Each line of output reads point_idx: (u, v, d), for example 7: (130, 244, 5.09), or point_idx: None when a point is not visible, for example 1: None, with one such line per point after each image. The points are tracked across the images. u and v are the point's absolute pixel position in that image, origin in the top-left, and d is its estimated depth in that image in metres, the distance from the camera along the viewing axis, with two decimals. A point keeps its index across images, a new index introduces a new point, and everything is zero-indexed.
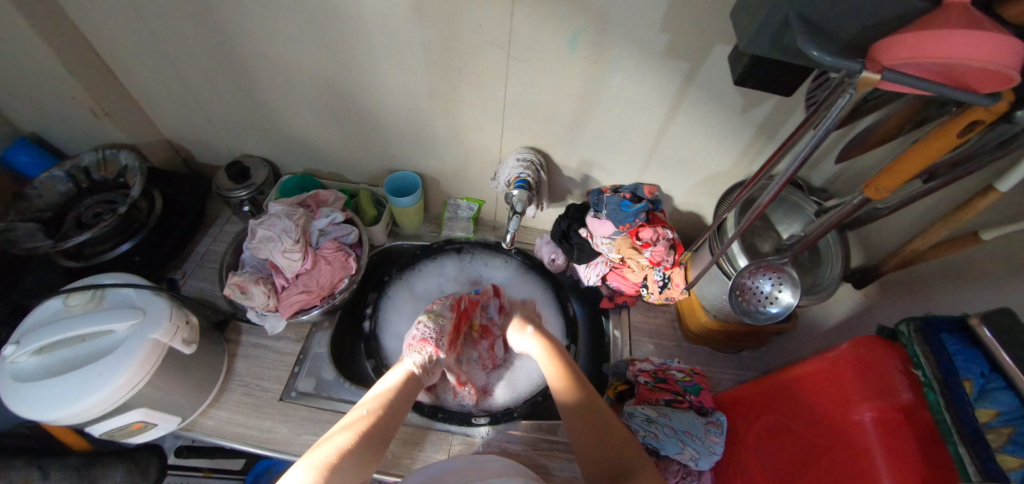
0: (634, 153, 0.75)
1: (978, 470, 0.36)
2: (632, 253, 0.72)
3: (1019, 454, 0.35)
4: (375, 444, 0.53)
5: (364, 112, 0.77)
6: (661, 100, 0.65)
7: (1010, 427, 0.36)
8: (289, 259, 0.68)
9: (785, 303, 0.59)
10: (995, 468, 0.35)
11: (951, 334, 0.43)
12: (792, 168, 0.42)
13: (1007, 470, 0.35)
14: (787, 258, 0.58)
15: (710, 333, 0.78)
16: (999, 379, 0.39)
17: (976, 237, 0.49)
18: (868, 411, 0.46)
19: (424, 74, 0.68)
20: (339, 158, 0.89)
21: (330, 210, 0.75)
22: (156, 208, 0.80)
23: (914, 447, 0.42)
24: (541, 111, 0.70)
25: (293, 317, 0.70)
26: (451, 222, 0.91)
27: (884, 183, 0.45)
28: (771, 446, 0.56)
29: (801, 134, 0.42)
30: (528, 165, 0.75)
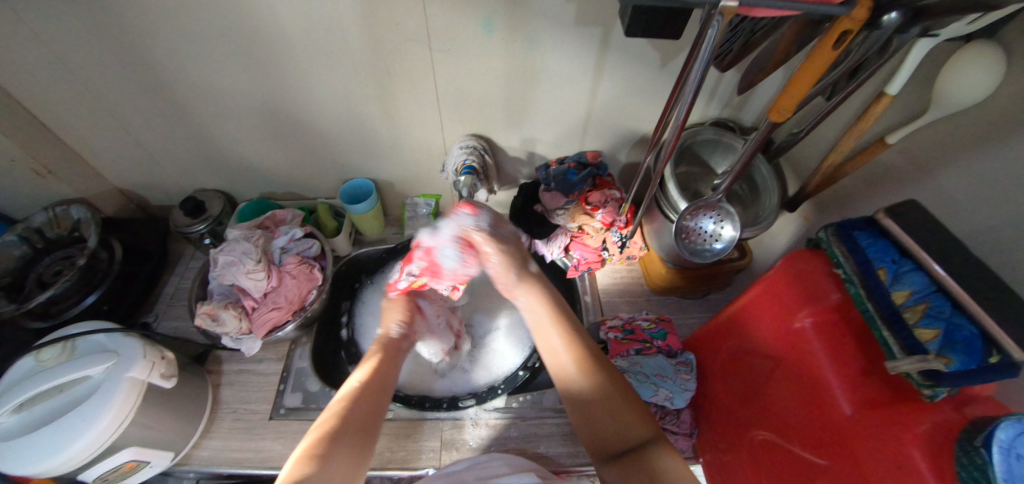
0: (571, 124, 0.78)
1: (901, 348, 0.40)
2: (585, 218, 0.76)
3: (933, 326, 0.39)
4: (366, 423, 0.49)
5: (306, 128, 0.78)
6: (583, 67, 0.68)
7: (924, 303, 0.40)
8: (254, 280, 0.69)
9: (728, 238, 0.63)
10: (915, 343, 0.39)
11: (864, 231, 0.47)
12: (687, 107, 0.45)
13: (925, 342, 0.39)
14: (722, 195, 0.62)
15: (672, 281, 0.81)
16: (908, 262, 0.43)
17: (883, 142, 0.53)
18: (807, 317, 0.50)
19: (354, 80, 0.70)
20: (292, 177, 0.90)
21: (288, 228, 0.77)
22: (117, 256, 0.81)
23: (849, 342, 0.46)
24: (475, 98, 0.73)
25: (269, 335, 0.72)
26: (412, 221, 0.92)
27: (786, 106, 0.48)
28: (735, 370, 0.60)
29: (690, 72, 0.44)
30: (471, 151, 0.78)
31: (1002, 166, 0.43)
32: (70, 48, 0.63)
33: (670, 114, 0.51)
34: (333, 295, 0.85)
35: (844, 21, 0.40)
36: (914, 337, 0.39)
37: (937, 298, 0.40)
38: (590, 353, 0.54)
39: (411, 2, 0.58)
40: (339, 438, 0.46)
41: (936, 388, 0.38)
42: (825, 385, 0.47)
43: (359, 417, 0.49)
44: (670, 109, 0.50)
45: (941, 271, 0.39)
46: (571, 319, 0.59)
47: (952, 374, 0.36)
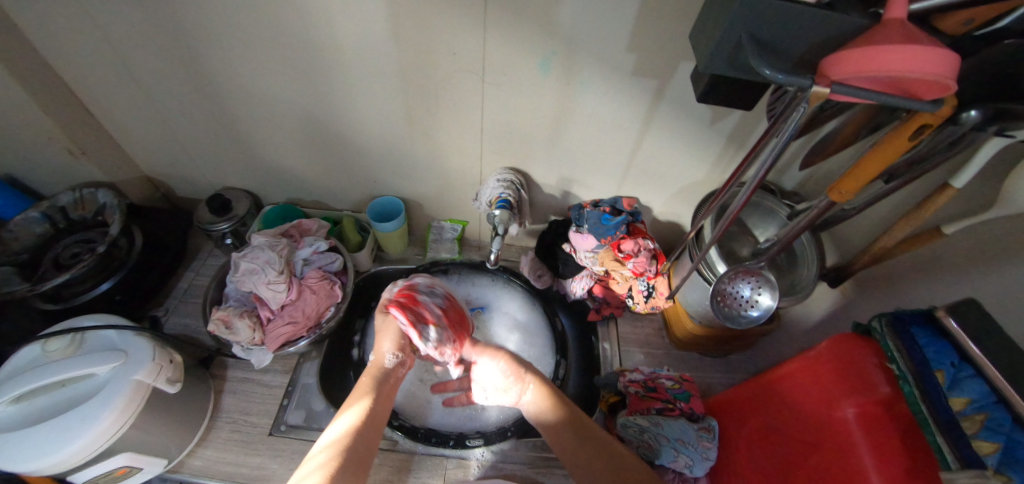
0: (611, 168, 0.77)
1: (956, 458, 0.37)
2: (615, 265, 0.74)
3: (993, 439, 0.36)
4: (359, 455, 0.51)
5: (345, 140, 0.78)
6: (633, 115, 0.67)
7: (983, 414, 0.37)
8: (273, 290, 0.67)
9: (765, 306, 0.60)
10: (971, 455, 0.36)
11: (922, 328, 0.45)
12: (767, 165, 0.42)
13: (984, 456, 0.36)
14: (763, 262, 0.60)
15: (696, 339, 0.79)
16: (969, 368, 0.40)
17: (940, 231, 0.51)
18: (851, 407, 0.48)
19: (400, 101, 0.69)
20: (321, 186, 0.89)
21: (314, 239, 0.75)
22: (136, 246, 0.79)
23: (894, 440, 0.43)
24: (519, 133, 0.72)
25: (280, 350, 0.69)
26: (436, 244, 0.91)
27: (848, 187, 0.46)
28: (763, 449, 0.57)
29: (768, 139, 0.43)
30: (508, 185, 0.76)
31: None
32: (128, 37, 0.63)
33: (747, 170, 0.48)
34: (350, 312, 0.83)
35: (924, 115, 0.39)
36: (971, 448, 0.36)
37: (996, 409, 0.36)
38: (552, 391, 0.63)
39: (471, 35, 0.59)
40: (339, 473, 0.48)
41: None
42: (864, 481, 0.43)
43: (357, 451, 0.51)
44: (746, 166, 0.48)
45: (997, 379, 0.36)
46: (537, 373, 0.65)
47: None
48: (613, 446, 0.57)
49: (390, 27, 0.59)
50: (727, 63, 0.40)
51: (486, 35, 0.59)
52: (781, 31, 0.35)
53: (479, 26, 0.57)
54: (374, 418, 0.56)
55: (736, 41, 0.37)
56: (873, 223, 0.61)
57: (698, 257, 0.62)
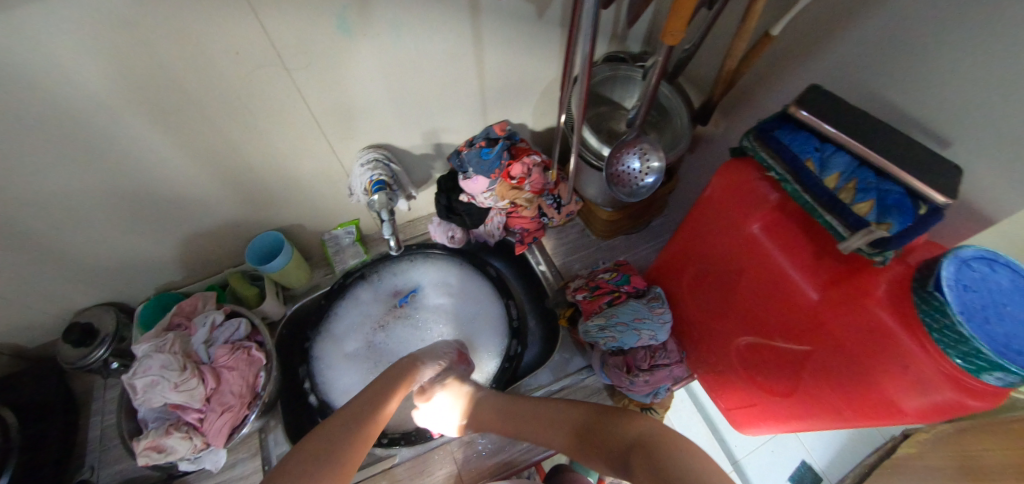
0: (471, 102, 0.72)
1: (848, 227, 0.42)
2: (515, 194, 0.72)
3: (866, 199, 0.42)
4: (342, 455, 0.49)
5: (176, 201, 0.65)
6: (462, 40, 0.61)
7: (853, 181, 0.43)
8: (187, 391, 0.59)
9: (657, 169, 0.61)
10: (858, 220, 0.42)
11: (783, 129, 0.48)
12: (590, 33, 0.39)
13: (864, 215, 0.42)
14: (637, 130, 0.61)
15: (616, 224, 0.80)
16: (829, 147, 0.45)
17: (769, 37, 0.53)
18: (756, 223, 0.51)
19: (212, 129, 0.58)
20: (183, 263, 0.76)
21: (204, 316, 0.66)
22: (12, 425, 0.67)
23: (796, 233, 0.49)
24: (357, 108, 0.64)
25: (232, 438, 0.62)
26: (339, 256, 0.81)
27: (677, 27, 0.46)
28: (700, 291, 0.62)
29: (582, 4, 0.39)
30: (375, 165, 0.69)
31: (884, 22, 0.44)
32: None
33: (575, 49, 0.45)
34: (284, 364, 0.74)
35: None
36: (856, 214, 0.42)
37: (862, 173, 0.43)
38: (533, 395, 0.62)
39: (242, 25, 0.48)
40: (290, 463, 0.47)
41: (884, 253, 0.41)
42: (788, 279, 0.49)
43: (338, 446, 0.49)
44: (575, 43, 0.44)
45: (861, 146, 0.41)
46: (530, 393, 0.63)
47: (896, 236, 0.40)
48: (547, 404, 0.60)
49: (143, 59, 0.47)
50: None
51: (260, 20, 0.49)
52: None
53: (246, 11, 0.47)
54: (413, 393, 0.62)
55: None
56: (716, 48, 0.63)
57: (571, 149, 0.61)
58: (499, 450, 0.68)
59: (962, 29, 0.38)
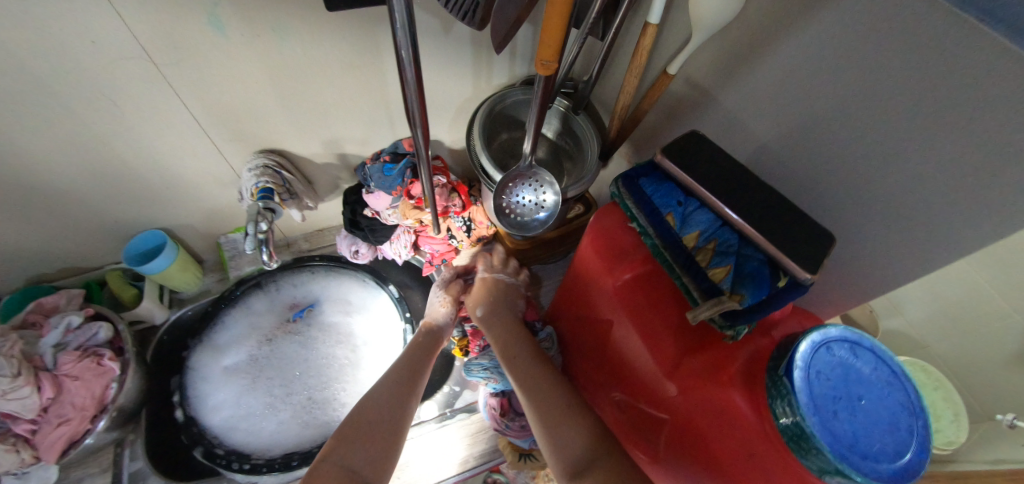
0: (376, 111, 0.67)
1: (700, 292, 0.39)
2: (416, 213, 0.68)
3: (721, 264, 0.39)
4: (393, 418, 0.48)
5: (31, 195, 0.59)
6: (359, 48, 0.57)
7: (711, 242, 0.41)
8: (17, 401, 0.53)
9: (551, 204, 0.58)
10: (711, 286, 0.39)
11: (648, 178, 0.45)
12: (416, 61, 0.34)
13: (719, 281, 0.39)
14: (530, 160, 0.56)
15: (528, 251, 0.75)
16: (691, 202, 0.42)
17: (667, 75, 0.50)
18: (625, 272, 0.48)
19: (65, 124, 0.52)
20: (46, 259, 0.69)
21: (59, 317, 0.61)
22: None
23: (667, 290, 0.45)
24: (241, 109, 0.59)
25: (66, 454, 0.57)
26: (235, 260, 0.77)
27: (547, 56, 0.41)
28: (582, 335, 0.58)
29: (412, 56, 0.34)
30: (262, 171, 0.64)
31: (783, 76, 0.41)
32: None
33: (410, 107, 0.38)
34: (152, 372, 0.68)
35: None
36: (710, 280, 0.39)
37: (722, 232, 0.41)
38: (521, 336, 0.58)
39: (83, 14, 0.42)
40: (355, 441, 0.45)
41: (736, 328, 0.38)
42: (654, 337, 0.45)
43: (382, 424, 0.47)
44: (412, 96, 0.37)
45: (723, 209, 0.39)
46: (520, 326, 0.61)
47: (748, 310, 0.37)
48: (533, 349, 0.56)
49: None
50: None
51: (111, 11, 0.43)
52: None
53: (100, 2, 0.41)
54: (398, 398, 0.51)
55: None
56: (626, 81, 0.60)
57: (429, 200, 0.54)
58: None
59: (865, 90, 0.34)
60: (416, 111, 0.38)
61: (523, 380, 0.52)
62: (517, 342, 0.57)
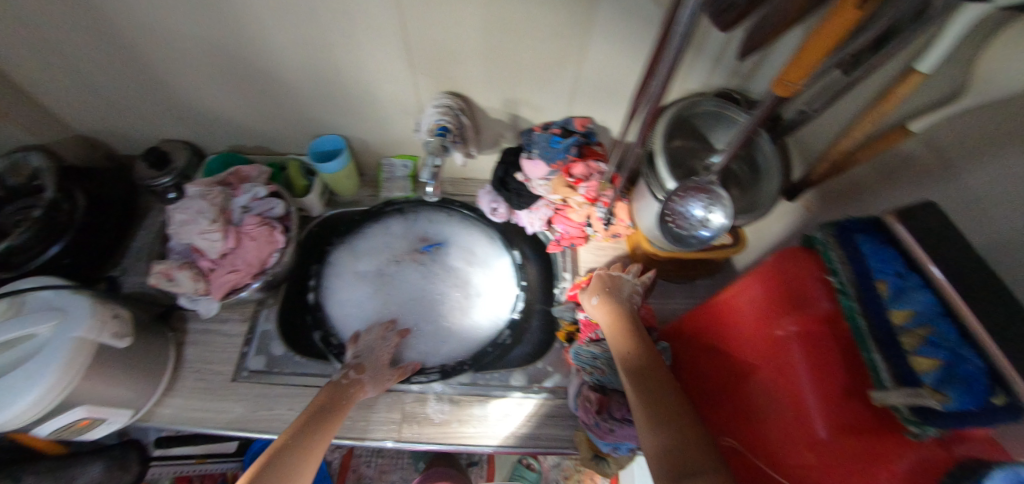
0: (559, 85, 0.67)
1: (891, 375, 0.35)
2: (568, 193, 0.68)
3: (930, 354, 0.34)
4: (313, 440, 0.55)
5: (264, 74, 0.69)
6: (572, 20, 0.57)
7: (924, 328, 0.35)
8: (208, 240, 0.64)
9: (717, 226, 0.55)
10: (909, 375, 0.34)
11: (867, 236, 0.41)
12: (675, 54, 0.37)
13: (922, 372, 0.34)
14: (714, 175, 0.54)
15: (659, 263, 0.75)
16: (913, 277, 0.37)
17: (906, 129, 0.44)
18: (793, 324, 0.45)
19: (311, 24, 0.60)
20: (254, 133, 0.83)
21: (251, 186, 0.71)
22: (78, 207, 0.77)
23: (835, 359, 0.41)
24: (445, 52, 0.63)
25: (228, 297, 0.68)
26: (389, 183, 0.83)
27: (791, 76, 0.39)
28: (709, 370, 0.56)
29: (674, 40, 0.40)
30: (446, 111, 0.69)
31: None
32: None
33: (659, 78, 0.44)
34: (303, 256, 0.80)
35: None
36: (908, 365, 0.34)
37: (941, 324, 0.34)
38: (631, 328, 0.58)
39: None
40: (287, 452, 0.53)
41: (923, 426, 0.32)
42: (799, 396, 0.42)
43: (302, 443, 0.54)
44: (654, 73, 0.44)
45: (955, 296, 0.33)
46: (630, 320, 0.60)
47: (946, 414, 0.31)
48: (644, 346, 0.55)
49: None
50: None
51: None
52: None
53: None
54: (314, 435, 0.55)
55: None
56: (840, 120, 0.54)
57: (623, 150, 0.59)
58: (447, 422, 0.66)
59: None
60: (658, 86, 0.44)
61: (636, 381, 0.51)
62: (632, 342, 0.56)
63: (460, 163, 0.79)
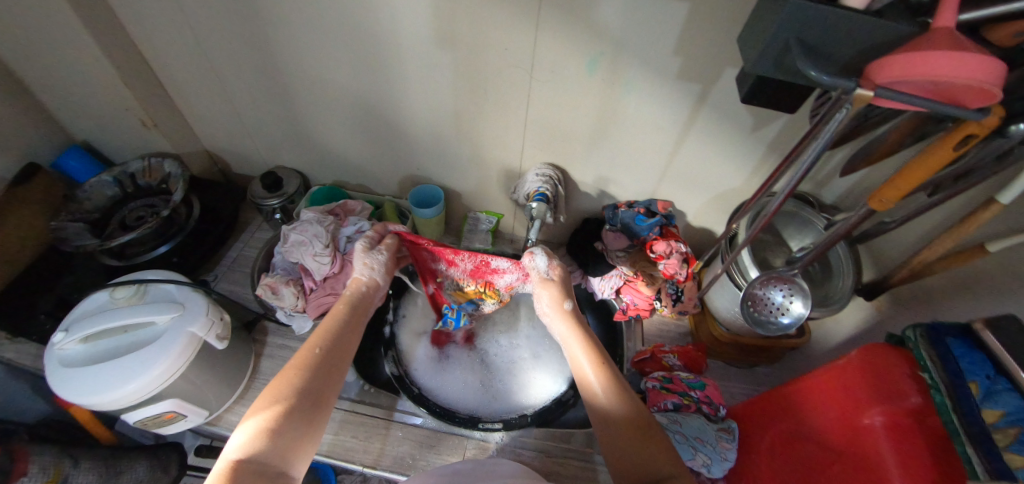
0: (648, 171, 0.79)
1: (985, 469, 0.35)
2: (647, 265, 0.79)
3: None
4: (319, 394, 0.47)
5: (393, 126, 0.83)
6: (674, 119, 0.69)
7: (1016, 428, 0.36)
8: (318, 262, 0.71)
9: (796, 314, 0.61)
10: (1002, 467, 0.34)
11: (958, 339, 0.43)
12: (799, 175, 0.45)
13: (1015, 469, 0.34)
14: (797, 269, 0.61)
15: (720, 345, 0.79)
16: (1005, 381, 0.38)
17: (982, 248, 0.50)
18: (879, 414, 0.46)
19: (449, 94, 0.74)
20: (364, 170, 0.95)
21: (357, 219, 0.79)
22: (194, 213, 0.86)
23: (923, 452, 0.42)
24: (559, 129, 0.75)
25: (321, 318, 0.73)
26: (471, 234, 0.94)
27: (890, 195, 0.47)
28: (786, 454, 0.55)
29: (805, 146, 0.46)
30: (546, 179, 0.80)
31: None
32: (208, 21, 0.71)
33: (782, 176, 0.51)
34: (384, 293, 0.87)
35: (971, 125, 0.40)
36: (1001, 461, 0.35)
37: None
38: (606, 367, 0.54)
39: (523, 31, 0.62)
40: (290, 410, 0.44)
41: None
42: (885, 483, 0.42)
43: (302, 403, 0.45)
44: (776, 177, 0.52)
45: None
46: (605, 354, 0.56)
47: None
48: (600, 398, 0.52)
49: (448, 35, 0.65)
50: (774, 66, 0.42)
51: (537, 34, 0.62)
52: (827, 34, 0.37)
53: (531, 24, 0.60)
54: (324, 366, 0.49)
55: (783, 45, 0.39)
56: (914, 234, 0.60)
57: (729, 259, 0.65)
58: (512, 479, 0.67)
59: None
60: (779, 197, 0.49)
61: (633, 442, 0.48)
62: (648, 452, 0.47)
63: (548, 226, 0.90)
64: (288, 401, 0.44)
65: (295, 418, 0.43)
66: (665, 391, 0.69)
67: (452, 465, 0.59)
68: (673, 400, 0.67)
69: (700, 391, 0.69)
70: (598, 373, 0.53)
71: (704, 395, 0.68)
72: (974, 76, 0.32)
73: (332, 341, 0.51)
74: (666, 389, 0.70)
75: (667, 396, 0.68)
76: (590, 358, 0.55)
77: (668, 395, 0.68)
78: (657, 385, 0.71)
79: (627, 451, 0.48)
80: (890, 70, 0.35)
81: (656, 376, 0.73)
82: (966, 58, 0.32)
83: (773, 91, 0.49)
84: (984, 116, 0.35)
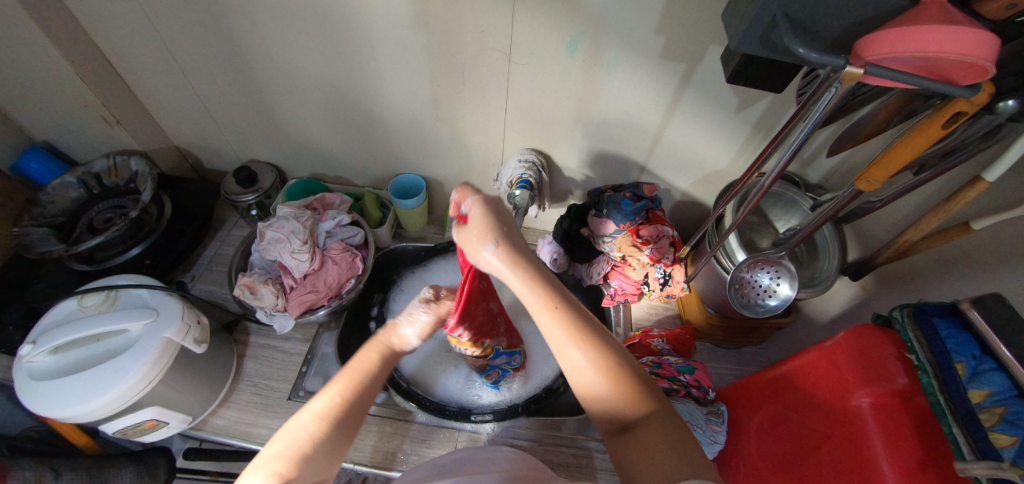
0: (633, 154, 0.77)
1: (972, 449, 0.36)
2: (633, 251, 0.73)
3: (1012, 433, 0.34)
4: (338, 442, 0.42)
5: (369, 114, 0.79)
6: (659, 100, 0.66)
7: (1002, 407, 0.35)
8: (297, 259, 0.69)
9: (783, 296, 0.60)
10: (988, 446, 0.35)
11: (944, 319, 0.42)
12: (785, 158, 0.44)
13: (1001, 448, 0.34)
14: (784, 252, 0.60)
15: (707, 327, 0.79)
16: (991, 360, 0.38)
17: (966, 227, 0.49)
18: (865, 396, 0.46)
19: (427, 79, 0.70)
20: (342, 162, 0.92)
21: (336, 213, 0.77)
22: (165, 213, 0.83)
23: (908, 431, 0.42)
24: (542, 115, 0.72)
25: (302, 317, 0.70)
26: None
27: (876, 176, 0.45)
28: (774, 436, 0.56)
29: (793, 128, 0.44)
30: (530, 165, 0.77)
31: None
32: (163, 9, 0.66)
33: (770, 156, 0.49)
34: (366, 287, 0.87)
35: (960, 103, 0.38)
36: (988, 441, 0.35)
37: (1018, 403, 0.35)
38: (566, 306, 0.43)
39: (499, 13, 0.58)
40: (305, 460, 0.40)
41: None
42: (872, 466, 0.42)
43: (319, 454, 0.40)
44: (764, 159, 0.50)
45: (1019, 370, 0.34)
46: (558, 285, 0.45)
47: None
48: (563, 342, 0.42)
49: (421, 19, 0.61)
50: (760, 41, 0.40)
51: (514, 15, 0.58)
52: (816, 8, 0.35)
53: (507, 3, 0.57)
54: (352, 413, 0.43)
55: (770, 20, 0.37)
56: (899, 213, 0.59)
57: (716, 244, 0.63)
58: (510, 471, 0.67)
59: None
60: (767, 181, 0.48)
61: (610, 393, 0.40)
62: (626, 393, 0.40)
63: (534, 214, 0.89)
64: (300, 452, 0.40)
65: (306, 468, 0.39)
66: (655, 376, 0.69)
67: (457, 452, 0.55)
68: (663, 385, 0.67)
69: (690, 375, 0.69)
70: (553, 315, 0.42)
71: (695, 380, 0.68)
72: (968, 51, 0.30)
73: (358, 389, 0.44)
74: (656, 374, 0.69)
75: (658, 380, 0.68)
76: (540, 300, 0.43)
77: (658, 380, 0.68)
78: (649, 371, 0.70)
79: (601, 391, 0.41)
80: (881, 46, 0.33)
81: (645, 360, 0.73)
82: (958, 32, 0.30)
83: (758, 69, 0.46)
84: (975, 92, 0.33)
